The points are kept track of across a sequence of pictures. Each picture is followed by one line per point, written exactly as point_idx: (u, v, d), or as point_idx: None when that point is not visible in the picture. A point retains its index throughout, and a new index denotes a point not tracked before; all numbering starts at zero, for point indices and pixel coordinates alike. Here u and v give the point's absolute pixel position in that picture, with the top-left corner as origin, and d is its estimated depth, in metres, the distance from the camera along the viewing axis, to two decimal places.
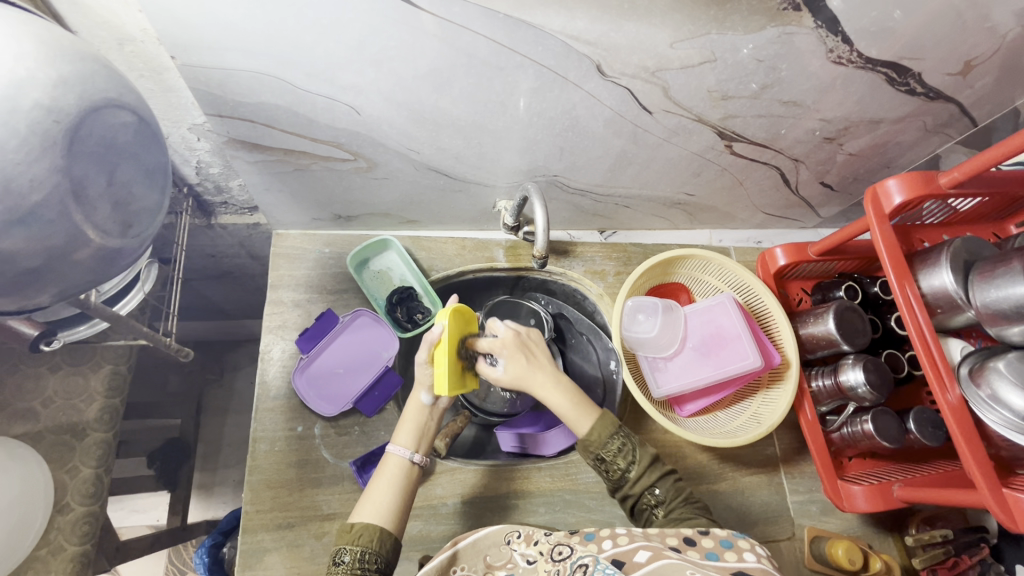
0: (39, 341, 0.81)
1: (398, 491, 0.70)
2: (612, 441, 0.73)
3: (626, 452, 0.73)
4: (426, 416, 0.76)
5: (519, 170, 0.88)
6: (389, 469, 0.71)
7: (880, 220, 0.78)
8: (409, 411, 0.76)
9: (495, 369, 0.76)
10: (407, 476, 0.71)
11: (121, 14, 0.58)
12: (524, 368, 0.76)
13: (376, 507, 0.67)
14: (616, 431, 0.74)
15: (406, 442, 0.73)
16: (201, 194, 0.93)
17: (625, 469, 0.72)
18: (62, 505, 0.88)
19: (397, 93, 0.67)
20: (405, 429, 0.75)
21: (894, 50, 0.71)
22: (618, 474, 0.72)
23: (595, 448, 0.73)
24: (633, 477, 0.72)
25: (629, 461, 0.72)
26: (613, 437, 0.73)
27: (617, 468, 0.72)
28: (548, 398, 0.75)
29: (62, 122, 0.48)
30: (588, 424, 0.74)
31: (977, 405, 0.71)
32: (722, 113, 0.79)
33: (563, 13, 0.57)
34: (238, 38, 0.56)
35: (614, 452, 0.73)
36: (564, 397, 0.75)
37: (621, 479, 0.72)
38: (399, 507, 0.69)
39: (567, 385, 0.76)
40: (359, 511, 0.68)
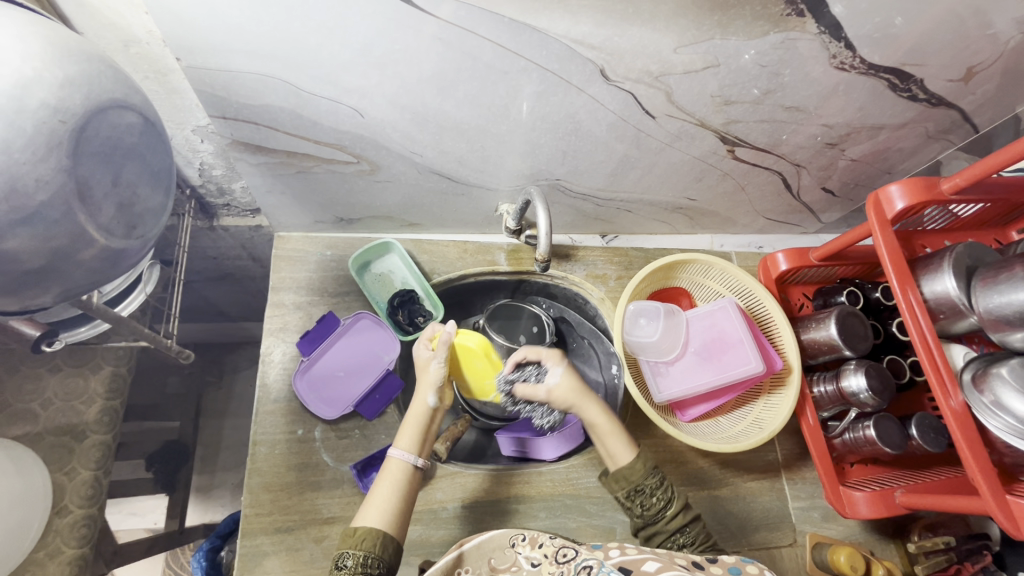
0: (41, 342, 0.80)
1: (400, 496, 0.69)
2: (653, 475, 0.75)
3: (664, 489, 0.74)
4: (428, 418, 0.76)
5: (522, 174, 0.88)
6: (391, 474, 0.71)
7: (882, 226, 0.78)
8: (410, 414, 0.76)
9: (552, 386, 0.79)
10: (408, 480, 0.71)
11: (127, 15, 0.58)
12: (580, 387, 0.81)
13: (380, 511, 0.67)
14: (655, 468, 0.75)
15: (407, 446, 0.73)
16: (203, 196, 0.93)
17: (662, 505, 0.73)
18: (60, 508, 0.88)
19: (401, 96, 0.67)
20: (407, 433, 0.74)
21: (897, 56, 0.71)
22: (654, 510, 0.73)
23: (636, 478, 0.74)
24: (669, 514, 0.72)
25: (667, 498, 0.73)
26: (653, 473, 0.75)
27: (655, 502, 0.73)
28: (599, 420, 0.78)
29: (68, 122, 0.48)
30: (635, 448, 0.77)
31: (980, 411, 0.70)
32: (724, 118, 0.79)
33: (567, 18, 0.58)
34: (243, 40, 0.57)
35: (653, 486, 0.74)
36: (609, 421, 0.79)
37: (655, 514, 0.73)
38: (402, 512, 0.68)
39: (609, 409, 0.81)
40: (362, 516, 0.67)
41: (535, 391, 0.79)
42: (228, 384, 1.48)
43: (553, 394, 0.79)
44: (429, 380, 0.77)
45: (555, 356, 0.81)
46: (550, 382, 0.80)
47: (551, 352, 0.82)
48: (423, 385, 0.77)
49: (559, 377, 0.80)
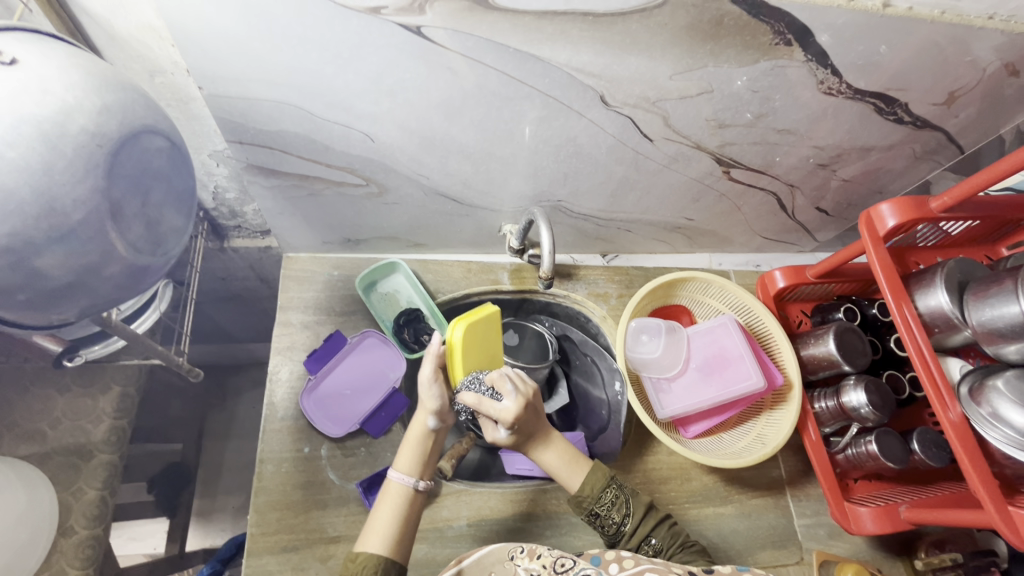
0: (62, 357, 0.84)
1: (401, 516, 0.69)
2: (606, 493, 0.73)
3: (620, 505, 0.73)
4: (427, 442, 0.75)
5: (525, 195, 0.91)
6: (392, 496, 0.71)
7: (875, 243, 0.80)
8: (410, 436, 0.76)
9: (498, 436, 0.72)
10: (409, 502, 0.71)
11: (155, 48, 0.62)
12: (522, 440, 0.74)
13: (380, 536, 0.67)
14: (608, 484, 0.74)
15: (406, 469, 0.73)
16: (216, 218, 0.96)
17: (620, 523, 0.73)
18: (66, 528, 0.88)
19: (411, 122, 0.70)
20: (406, 454, 0.74)
21: (882, 82, 0.74)
22: (613, 529, 0.73)
23: (589, 503, 0.72)
24: (628, 531, 0.73)
25: (623, 514, 0.73)
26: (605, 491, 0.73)
27: (612, 522, 0.73)
28: (541, 456, 0.75)
29: (105, 146, 0.51)
30: (580, 479, 0.74)
31: (979, 423, 0.71)
32: (719, 141, 0.82)
33: (569, 48, 0.61)
34: (263, 69, 0.60)
35: (608, 504, 0.73)
36: (558, 455, 0.75)
37: (616, 533, 0.73)
38: (403, 535, 0.68)
39: (558, 441, 0.76)
40: (363, 541, 0.67)
41: (489, 430, 0.73)
42: (231, 406, 1.49)
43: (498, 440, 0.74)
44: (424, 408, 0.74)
45: (513, 410, 0.68)
46: (497, 433, 0.72)
47: (507, 411, 0.68)
48: (421, 407, 0.75)
49: (504, 435, 0.72)
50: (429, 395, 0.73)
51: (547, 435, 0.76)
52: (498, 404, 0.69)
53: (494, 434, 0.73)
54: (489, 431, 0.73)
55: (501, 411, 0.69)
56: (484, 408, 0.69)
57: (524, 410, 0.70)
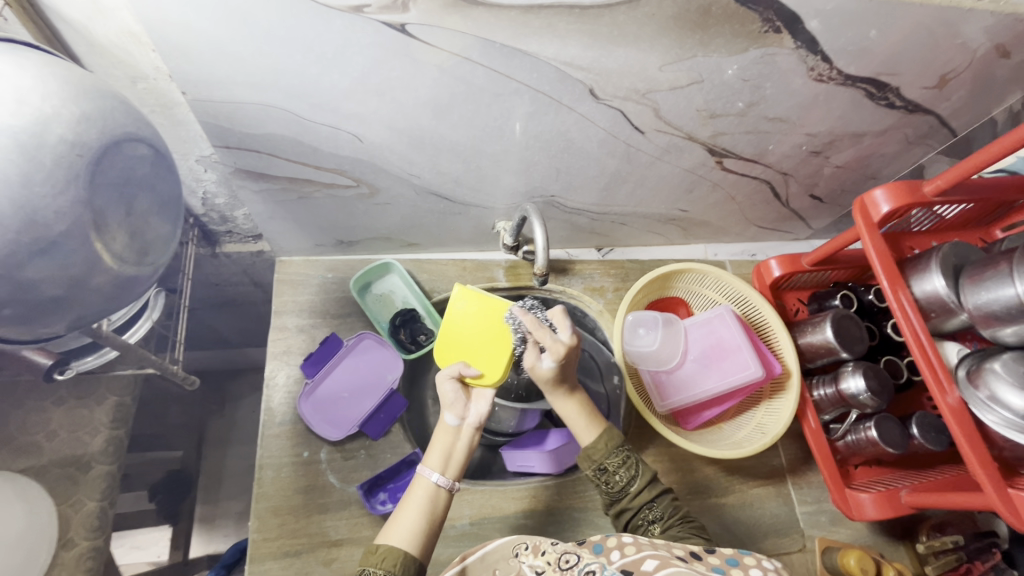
0: (53, 370, 0.87)
1: (426, 515, 0.70)
2: (616, 453, 0.76)
3: (629, 466, 0.75)
4: (451, 438, 0.76)
5: (517, 191, 0.90)
6: (419, 490, 0.72)
7: (870, 229, 0.80)
8: (438, 434, 0.77)
9: (539, 363, 0.75)
10: (435, 501, 0.72)
11: (135, 54, 0.61)
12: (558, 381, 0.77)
13: (403, 532, 0.68)
14: (620, 447, 0.76)
15: (434, 464, 0.74)
16: (206, 224, 0.95)
17: (626, 482, 0.74)
18: (66, 540, 0.87)
19: (398, 120, 0.69)
20: (434, 451, 0.75)
21: (872, 67, 0.74)
22: (618, 487, 0.74)
23: (598, 457, 0.75)
24: (632, 491, 0.74)
25: (630, 476, 0.75)
26: (616, 452, 0.76)
27: (618, 480, 0.75)
28: (564, 406, 0.78)
29: (84, 156, 0.50)
30: (593, 436, 0.77)
31: (976, 406, 0.71)
32: (711, 131, 0.82)
33: (556, 42, 0.60)
34: (246, 72, 0.59)
35: (616, 465, 0.75)
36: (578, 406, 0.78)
37: (620, 492, 0.74)
38: (426, 533, 0.69)
39: (584, 397, 0.80)
40: (384, 534, 0.68)
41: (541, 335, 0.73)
42: (230, 412, 1.48)
43: (535, 370, 0.75)
44: (443, 405, 0.77)
45: (571, 337, 0.74)
46: (540, 360, 0.75)
47: (569, 333, 0.74)
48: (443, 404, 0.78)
49: (548, 364, 0.74)
50: (443, 390, 0.77)
51: (576, 391, 0.80)
52: (555, 333, 0.74)
53: (540, 363, 0.75)
54: (531, 356, 0.76)
55: (558, 337, 0.74)
56: (543, 334, 0.73)
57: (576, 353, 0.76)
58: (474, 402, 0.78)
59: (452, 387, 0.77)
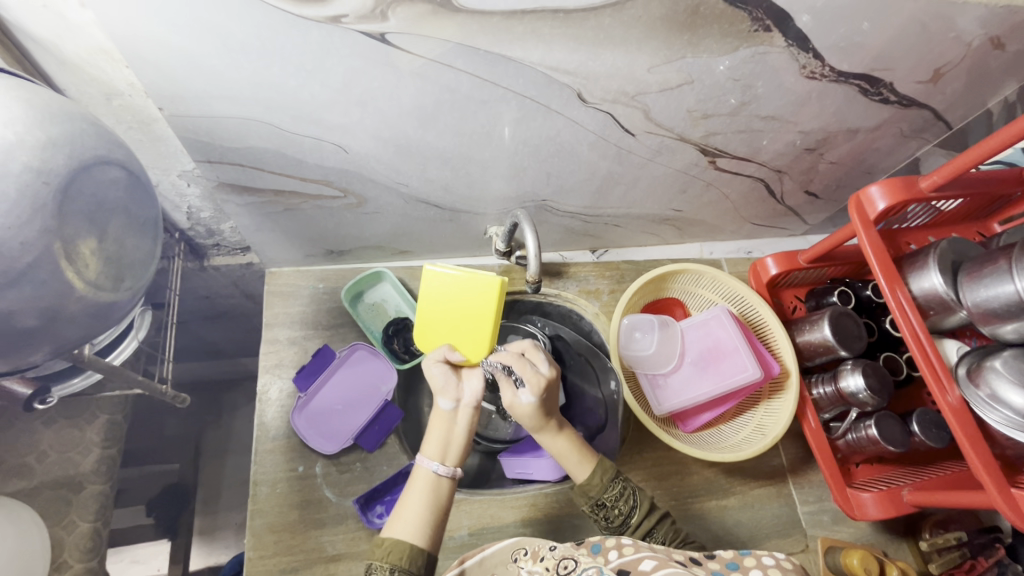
0: (32, 401, 0.83)
1: (430, 503, 0.69)
2: (612, 486, 0.73)
3: (627, 497, 0.73)
4: (448, 424, 0.75)
5: (508, 196, 0.89)
6: (420, 482, 0.70)
7: (866, 227, 0.79)
8: (433, 423, 0.76)
9: (518, 400, 0.74)
10: (437, 489, 0.70)
11: (108, 71, 0.59)
12: (542, 417, 0.75)
13: (409, 522, 0.66)
14: (615, 478, 0.74)
15: (432, 454, 0.72)
16: (193, 238, 0.93)
17: (626, 515, 0.72)
18: (60, 563, 0.87)
19: (383, 130, 0.68)
20: (431, 441, 0.74)
21: (865, 62, 0.72)
22: (618, 521, 0.72)
23: (596, 493, 0.73)
24: (633, 523, 0.72)
25: (630, 506, 0.73)
26: (613, 484, 0.73)
27: (619, 513, 0.72)
28: (554, 442, 0.77)
29: (52, 183, 0.50)
30: (587, 471, 0.75)
31: (978, 405, 0.70)
32: (703, 131, 0.80)
33: (541, 46, 0.59)
34: (223, 87, 0.57)
35: (613, 498, 0.73)
36: (563, 443, 0.77)
37: (622, 524, 0.72)
38: (433, 523, 0.67)
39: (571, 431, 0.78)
40: (390, 527, 0.67)
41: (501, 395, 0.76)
42: (227, 422, 1.47)
43: (516, 412, 0.75)
44: (435, 391, 0.77)
45: (536, 386, 0.74)
46: (518, 397, 0.75)
47: (534, 375, 0.75)
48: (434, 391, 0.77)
49: (528, 401, 0.74)
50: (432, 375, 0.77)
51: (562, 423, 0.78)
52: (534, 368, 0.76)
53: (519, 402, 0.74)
54: (509, 394, 0.75)
55: (537, 372, 0.75)
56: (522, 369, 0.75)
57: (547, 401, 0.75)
58: (465, 380, 0.78)
59: (440, 370, 0.77)
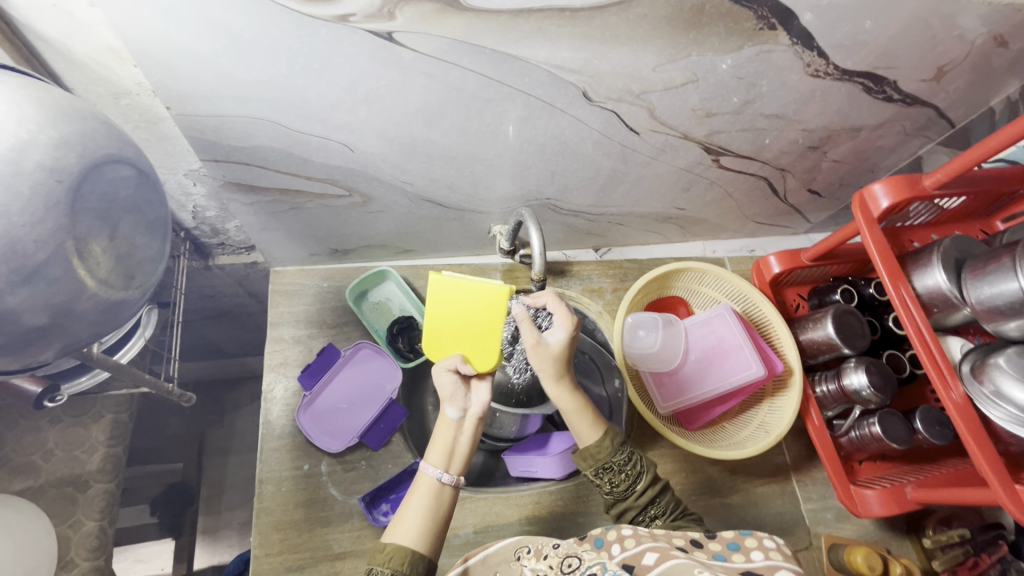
0: (44, 397, 0.85)
1: (432, 513, 0.68)
2: (621, 450, 0.74)
3: (632, 463, 0.74)
4: (454, 431, 0.75)
5: (513, 195, 0.89)
6: (422, 490, 0.70)
7: (870, 225, 0.79)
8: (438, 430, 0.75)
9: (543, 340, 0.73)
10: (439, 498, 0.70)
11: (117, 70, 0.59)
12: (562, 361, 0.74)
13: (409, 529, 0.66)
14: (624, 445, 0.74)
15: (436, 461, 0.71)
16: (198, 237, 0.94)
17: (631, 481, 0.73)
18: (67, 562, 0.87)
19: (389, 129, 0.68)
20: (436, 448, 0.73)
21: (869, 60, 0.73)
22: (623, 487, 0.73)
23: (602, 457, 0.73)
24: (638, 490, 0.73)
25: (635, 474, 0.73)
26: (620, 450, 0.74)
27: (623, 481, 0.73)
28: (563, 395, 0.75)
29: (64, 181, 0.51)
30: (593, 437, 0.74)
31: (981, 401, 0.71)
32: (707, 130, 0.81)
33: (547, 45, 0.59)
34: (231, 86, 0.58)
35: (620, 463, 0.73)
36: (576, 402, 0.75)
37: (626, 491, 0.73)
38: (434, 531, 0.68)
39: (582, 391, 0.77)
40: (391, 533, 0.67)
41: (528, 334, 0.73)
42: (230, 422, 1.48)
43: (538, 350, 0.73)
44: (443, 398, 0.76)
45: (569, 322, 0.73)
46: (545, 337, 0.73)
47: (568, 313, 0.74)
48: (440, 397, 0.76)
49: (554, 339, 0.73)
50: (444, 385, 0.77)
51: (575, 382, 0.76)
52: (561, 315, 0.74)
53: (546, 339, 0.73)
54: (532, 334, 0.73)
55: (567, 312, 0.74)
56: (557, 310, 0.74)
57: (573, 345, 0.74)
58: (474, 393, 0.78)
59: (449, 378, 0.76)
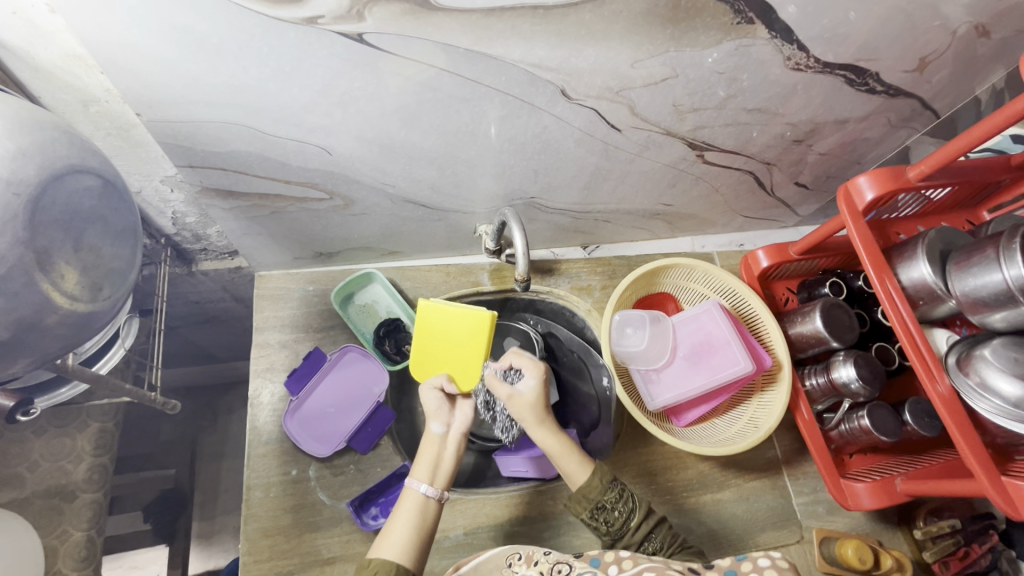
0: (16, 411, 0.83)
1: (416, 527, 0.69)
2: (611, 489, 0.74)
3: (626, 500, 0.74)
4: (438, 448, 0.77)
5: (497, 194, 0.89)
6: (408, 503, 0.71)
7: (854, 217, 0.79)
8: (424, 446, 0.77)
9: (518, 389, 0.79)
10: (423, 513, 0.70)
11: (83, 77, 0.58)
12: (538, 407, 0.79)
13: (394, 543, 0.67)
14: (613, 482, 0.75)
15: (422, 476, 0.73)
16: (179, 243, 0.93)
17: (625, 517, 0.73)
18: (54, 572, 0.87)
19: (365, 130, 0.67)
20: (422, 463, 0.75)
21: (850, 53, 0.72)
22: (618, 523, 0.72)
23: (595, 496, 0.73)
24: (633, 525, 0.72)
25: (630, 509, 0.73)
26: (611, 487, 0.74)
27: (619, 516, 0.73)
28: (546, 441, 0.78)
29: (22, 195, 0.50)
30: (583, 477, 0.75)
31: (968, 394, 0.70)
32: (690, 125, 0.80)
33: (522, 44, 0.58)
34: (201, 92, 0.57)
35: (613, 501, 0.73)
36: (561, 445, 0.78)
37: (622, 528, 0.72)
38: (418, 544, 0.68)
39: (564, 433, 0.80)
40: (377, 547, 0.67)
41: (500, 389, 0.79)
42: (223, 427, 1.47)
43: (514, 399, 0.79)
44: (429, 415, 0.79)
45: (537, 369, 0.81)
46: (518, 387, 0.80)
47: (533, 361, 0.82)
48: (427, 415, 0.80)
49: (528, 386, 0.80)
50: (427, 399, 0.80)
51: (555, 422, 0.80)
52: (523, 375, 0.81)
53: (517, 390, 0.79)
54: (503, 390, 0.80)
55: (529, 359, 0.82)
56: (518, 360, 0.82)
57: (545, 390, 0.81)
58: (458, 409, 0.81)
59: (436, 396, 0.80)
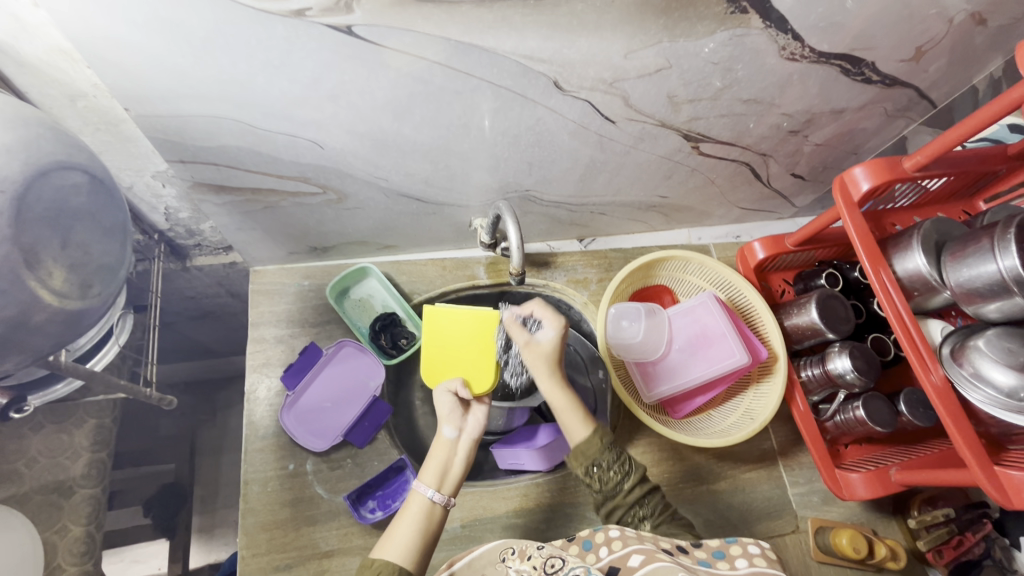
0: (10, 409, 0.82)
1: (423, 531, 0.69)
2: (610, 450, 0.75)
3: (620, 463, 0.74)
4: (450, 453, 0.76)
5: (491, 187, 0.88)
6: (414, 508, 0.71)
7: (849, 208, 0.79)
8: (434, 450, 0.77)
9: (535, 339, 0.79)
10: (429, 517, 0.71)
11: (70, 72, 0.58)
12: (551, 360, 0.79)
13: (397, 545, 0.67)
14: (614, 444, 0.75)
15: (429, 481, 0.73)
16: (173, 238, 0.93)
17: (619, 480, 0.73)
18: (53, 567, 0.89)
19: (356, 123, 0.66)
20: (430, 467, 0.75)
21: (846, 42, 0.71)
22: (613, 483, 0.73)
23: (591, 453, 0.74)
24: (627, 487, 0.73)
25: (623, 473, 0.73)
26: (610, 448, 0.74)
27: (612, 477, 0.73)
28: (554, 394, 0.79)
29: (7, 191, 0.50)
30: (582, 433, 0.76)
31: (962, 384, 0.70)
32: (685, 116, 0.79)
33: (513, 35, 0.57)
34: (189, 86, 0.56)
35: (610, 461, 0.74)
36: (567, 399, 0.78)
37: (615, 487, 0.73)
38: (422, 546, 0.68)
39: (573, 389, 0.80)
40: (380, 548, 0.67)
41: (519, 334, 0.79)
42: (222, 421, 1.47)
43: (531, 347, 0.79)
44: (441, 418, 0.78)
45: (557, 321, 0.79)
46: (537, 337, 0.79)
47: (556, 314, 0.80)
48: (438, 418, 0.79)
49: (545, 337, 0.79)
50: (441, 404, 0.78)
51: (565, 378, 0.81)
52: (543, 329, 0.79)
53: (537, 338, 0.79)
54: (522, 335, 0.79)
55: (551, 312, 0.80)
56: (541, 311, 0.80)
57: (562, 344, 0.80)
58: (471, 413, 0.80)
59: (448, 397, 0.78)
